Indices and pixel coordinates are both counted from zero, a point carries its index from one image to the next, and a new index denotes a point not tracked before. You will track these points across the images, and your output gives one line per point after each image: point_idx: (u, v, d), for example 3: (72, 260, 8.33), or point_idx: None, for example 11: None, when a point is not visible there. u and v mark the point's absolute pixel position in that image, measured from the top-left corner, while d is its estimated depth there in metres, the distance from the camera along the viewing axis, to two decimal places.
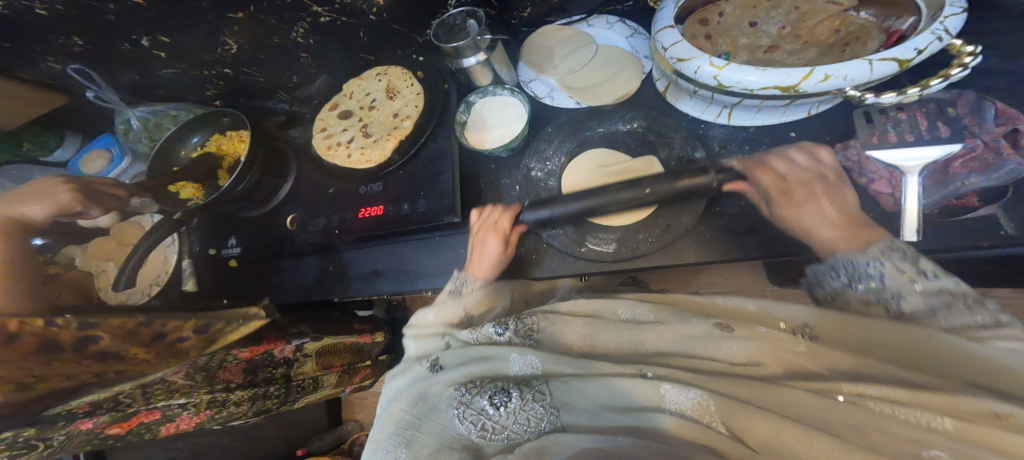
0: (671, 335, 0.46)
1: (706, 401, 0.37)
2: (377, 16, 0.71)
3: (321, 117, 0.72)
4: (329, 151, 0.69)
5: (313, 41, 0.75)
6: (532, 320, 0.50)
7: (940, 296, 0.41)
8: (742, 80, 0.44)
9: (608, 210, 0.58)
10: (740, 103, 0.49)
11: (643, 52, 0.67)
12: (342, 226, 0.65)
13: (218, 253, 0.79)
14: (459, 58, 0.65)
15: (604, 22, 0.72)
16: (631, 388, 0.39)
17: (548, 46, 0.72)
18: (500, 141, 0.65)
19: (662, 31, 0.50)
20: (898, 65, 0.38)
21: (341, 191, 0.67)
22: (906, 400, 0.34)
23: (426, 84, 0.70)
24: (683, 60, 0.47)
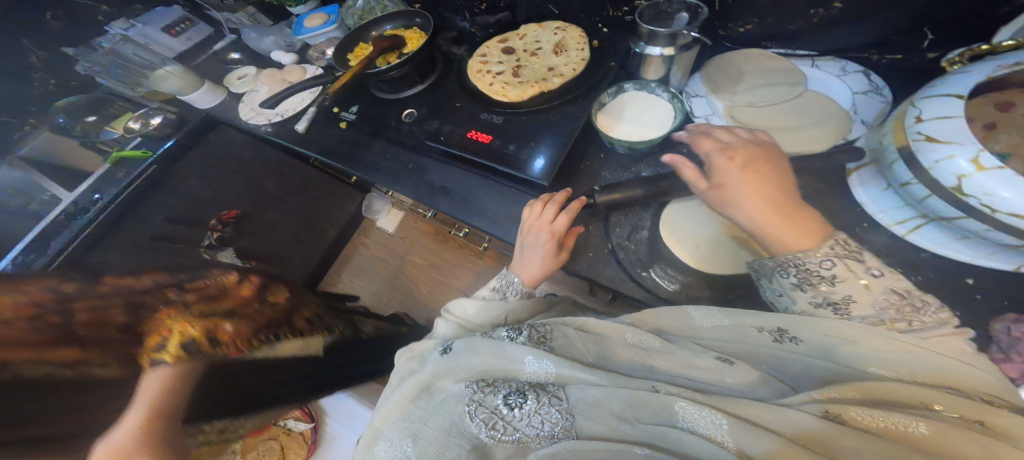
0: (679, 362, 0.39)
1: (720, 422, 0.32)
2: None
3: (487, 44, 0.75)
4: (478, 73, 0.71)
5: None
6: (546, 327, 0.45)
7: (886, 297, 0.36)
8: (993, 194, 0.33)
9: (695, 249, 0.52)
10: (953, 220, 0.38)
11: (863, 116, 0.53)
12: (449, 135, 0.66)
13: (337, 113, 0.84)
14: (646, 43, 0.61)
15: (837, 67, 0.58)
16: (636, 400, 0.35)
17: (742, 69, 0.62)
18: (626, 137, 0.59)
19: (937, 96, 0.38)
20: None
21: (466, 106, 0.68)
22: (880, 410, 0.30)
23: (595, 54, 0.68)
24: (931, 138, 0.36)
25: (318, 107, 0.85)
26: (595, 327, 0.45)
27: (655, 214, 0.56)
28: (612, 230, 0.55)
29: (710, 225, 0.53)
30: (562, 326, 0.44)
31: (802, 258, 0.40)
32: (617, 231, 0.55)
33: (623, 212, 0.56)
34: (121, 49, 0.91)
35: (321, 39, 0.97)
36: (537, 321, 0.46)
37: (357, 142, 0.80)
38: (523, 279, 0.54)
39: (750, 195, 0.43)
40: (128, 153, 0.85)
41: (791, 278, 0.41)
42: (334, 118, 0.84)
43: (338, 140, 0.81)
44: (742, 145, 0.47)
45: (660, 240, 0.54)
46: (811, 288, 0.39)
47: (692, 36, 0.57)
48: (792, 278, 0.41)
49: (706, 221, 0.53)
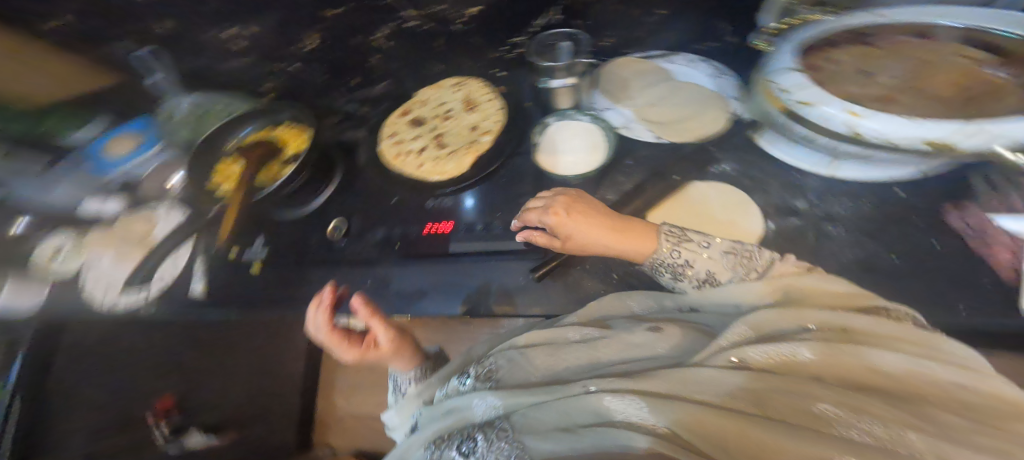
0: (620, 345, 0.42)
1: (641, 406, 0.30)
2: (463, 24, 0.74)
3: (392, 122, 0.71)
4: (397, 159, 0.67)
5: (392, 45, 0.76)
6: (492, 362, 0.47)
7: (732, 253, 0.44)
8: (880, 131, 0.42)
9: None
10: (856, 154, 0.48)
11: (730, 92, 0.65)
12: (405, 240, 0.62)
13: (239, 258, 0.65)
14: (548, 78, 0.67)
15: (684, 60, 0.70)
16: (576, 406, 0.33)
17: (623, 77, 0.70)
18: (574, 168, 0.62)
19: (779, 72, 0.50)
20: None
21: (405, 202, 0.65)
22: (763, 342, 0.33)
23: (508, 100, 0.70)
24: (808, 103, 0.46)
25: (205, 254, 0.63)
26: (540, 341, 0.48)
27: None
28: (613, 260, 0.57)
29: (694, 223, 0.56)
30: (506, 355, 0.46)
31: (662, 259, 0.46)
32: (617, 259, 0.57)
33: None
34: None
35: (145, 171, 0.69)
36: (488, 358, 0.49)
37: (280, 278, 0.64)
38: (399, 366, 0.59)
39: (589, 231, 0.49)
40: None
41: (677, 279, 0.47)
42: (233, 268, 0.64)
43: (252, 289, 0.64)
44: (557, 199, 0.52)
45: None
46: (682, 277, 0.47)
47: (586, 63, 0.65)
48: (673, 277, 0.47)
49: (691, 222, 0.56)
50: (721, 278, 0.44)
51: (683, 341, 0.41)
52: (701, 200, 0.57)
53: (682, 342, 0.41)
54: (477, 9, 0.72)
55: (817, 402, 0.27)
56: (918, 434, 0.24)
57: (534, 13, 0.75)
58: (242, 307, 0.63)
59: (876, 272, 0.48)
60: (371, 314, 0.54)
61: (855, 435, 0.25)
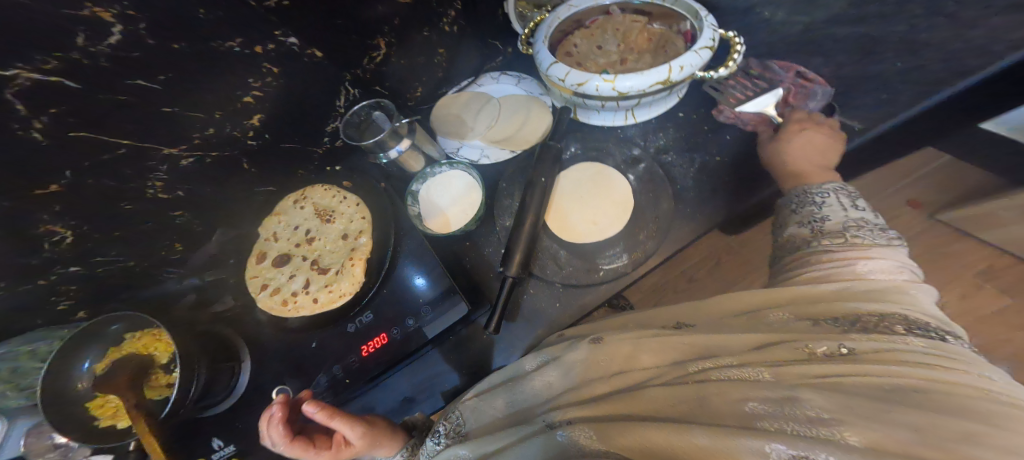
0: (568, 366, 0.50)
1: (587, 433, 0.40)
2: (257, 139, 0.61)
3: (252, 273, 0.62)
4: (288, 308, 0.59)
5: (179, 194, 0.56)
6: (456, 416, 0.53)
7: (857, 219, 0.50)
8: (632, 86, 0.57)
9: (597, 224, 0.62)
10: (638, 103, 0.62)
11: (537, 91, 0.76)
12: (351, 373, 0.55)
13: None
14: (383, 151, 0.65)
15: (491, 78, 0.80)
16: (541, 443, 0.42)
17: (454, 113, 0.75)
18: (464, 216, 0.64)
19: (551, 67, 0.61)
20: (709, 49, 0.58)
21: (325, 341, 0.57)
22: (742, 359, 0.40)
23: (361, 190, 0.66)
24: (581, 84, 0.58)
25: None
26: (499, 381, 0.54)
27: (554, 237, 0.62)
28: (547, 274, 0.59)
29: (582, 207, 0.64)
30: (468, 406, 0.52)
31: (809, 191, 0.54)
32: (550, 270, 0.59)
33: (535, 258, 0.60)
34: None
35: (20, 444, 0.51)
36: (450, 410, 0.55)
37: None
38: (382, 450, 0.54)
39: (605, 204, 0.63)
40: None
41: (796, 208, 0.54)
42: None
43: None
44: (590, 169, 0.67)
45: (576, 244, 0.61)
46: (809, 220, 0.52)
47: (406, 123, 0.65)
48: (795, 205, 0.54)
49: (579, 206, 0.64)
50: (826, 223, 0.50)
51: (658, 345, 0.47)
52: (574, 185, 0.66)
53: (648, 337, 0.49)
54: (264, 118, 0.59)
55: (747, 402, 0.36)
56: (854, 434, 0.31)
57: (329, 97, 0.65)
58: None
59: (704, 174, 0.63)
60: (330, 415, 0.50)
61: (781, 427, 0.33)
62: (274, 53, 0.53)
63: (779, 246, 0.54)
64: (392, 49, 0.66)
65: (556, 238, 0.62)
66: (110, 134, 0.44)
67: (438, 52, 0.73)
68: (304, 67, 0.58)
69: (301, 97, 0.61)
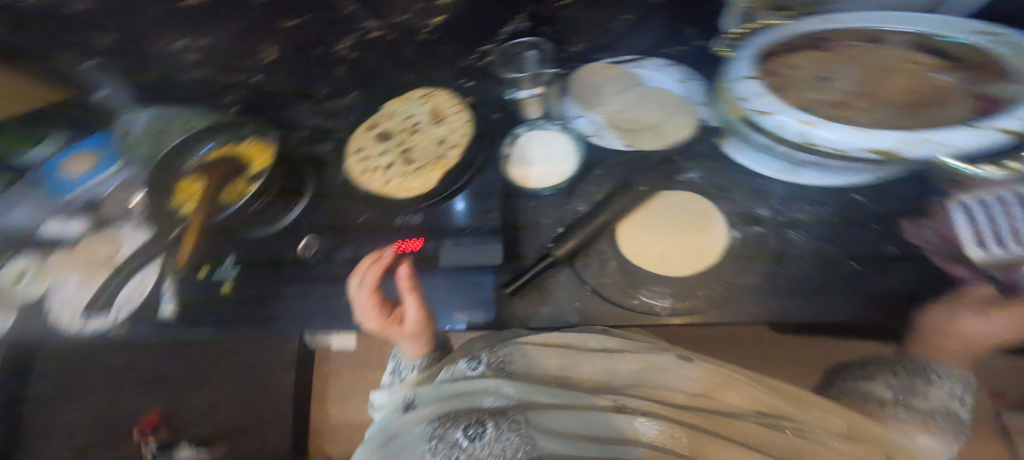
0: (633, 357, 0.52)
1: (676, 432, 0.46)
2: (429, 35, 0.73)
3: (357, 137, 0.69)
4: (362, 177, 0.64)
5: (357, 53, 0.73)
6: (505, 351, 0.54)
7: (939, 399, 0.55)
8: (831, 141, 0.42)
9: (665, 259, 0.55)
10: (815, 163, 0.48)
11: (697, 98, 0.65)
12: (372, 256, 0.62)
13: (207, 274, 0.63)
14: (516, 89, 0.66)
15: (654, 65, 0.69)
16: (608, 420, 0.47)
17: (596, 82, 0.69)
18: (546, 179, 0.62)
19: (738, 80, 0.48)
20: (1004, 134, 0.38)
21: (371, 220, 0.64)
22: (777, 433, 0.47)
23: (476, 112, 0.67)
24: (763, 113, 0.45)
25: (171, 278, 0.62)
26: (557, 341, 0.54)
27: (613, 245, 0.57)
28: (586, 273, 0.56)
29: (660, 233, 0.56)
30: (520, 349, 0.54)
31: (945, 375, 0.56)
32: (591, 272, 0.56)
33: (584, 253, 0.57)
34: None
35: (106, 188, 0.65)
36: (499, 345, 0.55)
37: (249, 302, 0.63)
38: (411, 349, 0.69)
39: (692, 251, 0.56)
40: None
41: (895, 374, 0.56)
42: (202, 289, 0.63)
43: (219, 316, 0.62)
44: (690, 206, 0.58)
45: (631, 265, 0.55)
46: (908, 391, 0.55)
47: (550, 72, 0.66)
48: (894, 373, 0.57)
49: (657, 233, 0.57)
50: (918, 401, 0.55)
51: (716, 378, 0.52)
52: (668, 210, 0.58)
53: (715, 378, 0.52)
54: (449, 19, 0.72)
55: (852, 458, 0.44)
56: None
57: (501, 21, 0.73)
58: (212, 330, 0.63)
59: (821, 274, 0.51)
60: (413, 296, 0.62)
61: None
62: None
63: (846, 392, 0.59)
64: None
65: (616, 247, 0.57)
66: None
67: (621, 17, 0.71)
68: None
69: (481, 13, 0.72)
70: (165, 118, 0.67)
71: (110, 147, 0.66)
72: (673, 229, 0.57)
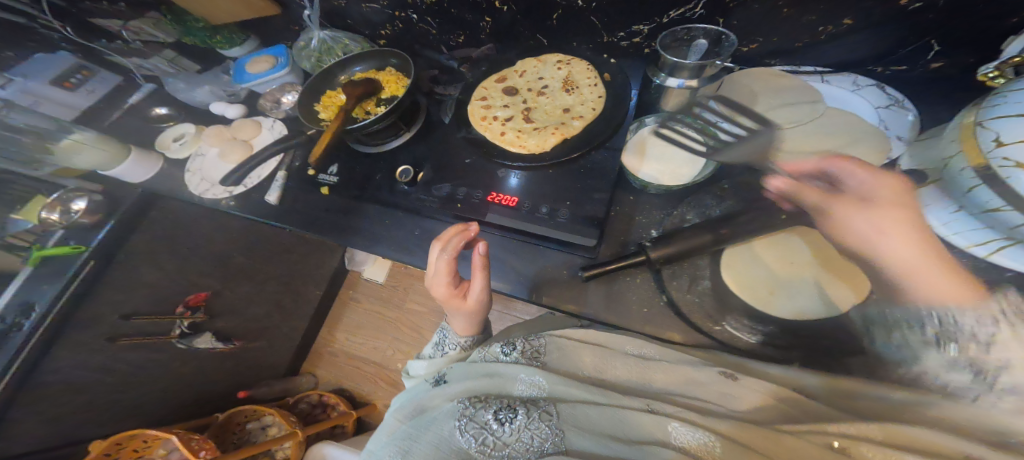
0: (676, 379, 0.50)
1: (714, 447, 0.39)
2: (586, 2, 0.67)
3: (485, 85, 0.71)
4: (481, 123, 0.66)
5: (506, 7, 0.72)
6: (538, 343, 0.57)
7: None
8: None
9: (773, 296, 0.48)
10: None
11: (896, 130, 0.56)
12: (467, 203, 0.62)
13: (314, 176, 0.75)
14: (667, 73, 0.61)
15: (849, 82, 0.62)
16: (641, 423, 0.43)
17: (754, 88, 0.64)
18: (657, 177, 0.59)
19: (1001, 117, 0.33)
20: None
21: (475, 164, 0.66)
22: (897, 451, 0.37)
23: (610, 90, 0.66)
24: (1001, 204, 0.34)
25: (288, 169, 0.76)
26: (591, 342, 0.57)
27: (714, 262, 0.52)
28: (671, 284, 0.52)
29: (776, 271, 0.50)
30: (555, 341, 0.57)
31: None
32: (677, 284, 0.51)
33: (680, 262, 0.52)
34: (7, 120, 0.72)
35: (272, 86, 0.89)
36: (532, 338, 0.58)
37: (345, 205, 0.71)
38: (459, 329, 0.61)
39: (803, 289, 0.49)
40: (52, 250, 0.70)
41: None
42: (311, 183, 0.74)
43: (325, 208, 0.72)
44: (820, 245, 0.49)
45: (729, 290, 0.50)
46: None
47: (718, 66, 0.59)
48: None
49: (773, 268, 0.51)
50: None
51: (766, 403, 0.45)
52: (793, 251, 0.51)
53: (761, 400, 0.46)
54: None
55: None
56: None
57: (672, 3, 0.62)
58: (306, 219, 0.72)
59: None
60: (484, 274, 0.54)
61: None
62: None
63: None
64: None
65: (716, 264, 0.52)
66: None
67: (840, 19, 0.59)
68: None
69: None
70: (336, 41, 0.87)
71: (284, 58, 0.88)
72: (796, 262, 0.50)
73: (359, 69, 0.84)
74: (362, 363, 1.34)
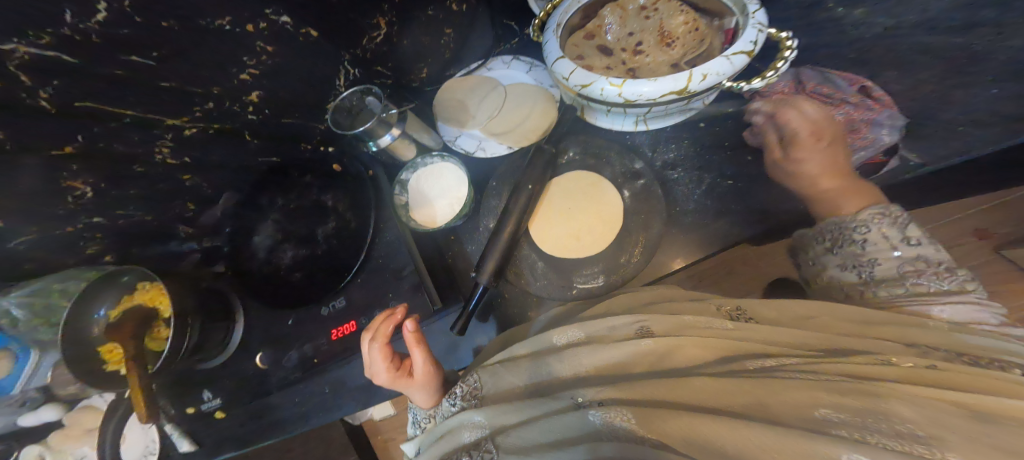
0: (593, 353, 0.45)
1: (626, 416, 0.36)
2: (257, 114, 0.59)
3: (235, 233, 0.65)
4: (263, 280, 0.62)
5: (188, 159, 0.56)
6: (473, 378, 0.50)
7: (914, 262, 0.51)
8: (642, 93, 0.50)
9: (579, 240, 0.61)
10: (650, 111, 0.56)
11: (547, 82, 0.71)
12: (319, 354, 0.60)
13: (197, 411, 0.62)
14: (374, 140, 0.64)
15: (501, 63, 0.74)
16: (570, 419, 0.38)
17: (457, 98, 0.72)
18: (450, 211, 0.65)
19: (556, 62, 0.54)
20: (746, 55, 0.48)
21: (300, 320, 0.61)
22: (849, 374, 0.37)
23: (350, 176, 0.66)
24: (586, 85, 0.52)
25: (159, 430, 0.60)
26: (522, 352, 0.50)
27: (535, 246, 0.61)
28: (521, 283, 0.59)
29: (569, 218, 0.62)
30: (489, 370, 0.48)
31: (844, 226, 0.54)
32: (525, 280, 0.59)
33: (511, 265, 0.59)
34: None
35: (51, 370, 0.55)
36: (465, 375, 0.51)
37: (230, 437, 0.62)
38: (422, 404, 0.58)
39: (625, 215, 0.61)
40: None
41: (834, 252, 0.56)
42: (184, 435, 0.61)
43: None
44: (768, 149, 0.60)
45: (555, 258, 0.60)
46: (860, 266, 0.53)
47: (395, 111, 0.63)
48: (830, 248, 0.56)
49: (559, 220, 0.62)
50: (880, 272, 0.52)
51: (696, 354, 0.42)
52: (563, 194, 0.63)
53: (676, 345, 0.43)
54: (264, 93, 0.57)
55: (819, 408, 0.33)
56: (953, 452, 0.29)
57: (329, 78, 0.64)
58: None
59: (710, 198, 0.60)
60: (418, 342, 0.54)
61: (858, 435, 0.31)
62: (269, 32, 0.51)
63: (819, 286, 0.58)
64: (393, 28, 0.64)
65: (537, 247, 0.61)
66: (124, 89, 0.44)
67: (445, 31, 0.70)
68: (299, 47, 0.56)
69: (304, 79, 0.61)
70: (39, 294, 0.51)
71: (17, 342, 0.53)
72: (575, 212, 0.62)
73: (103, 311, 0.50)
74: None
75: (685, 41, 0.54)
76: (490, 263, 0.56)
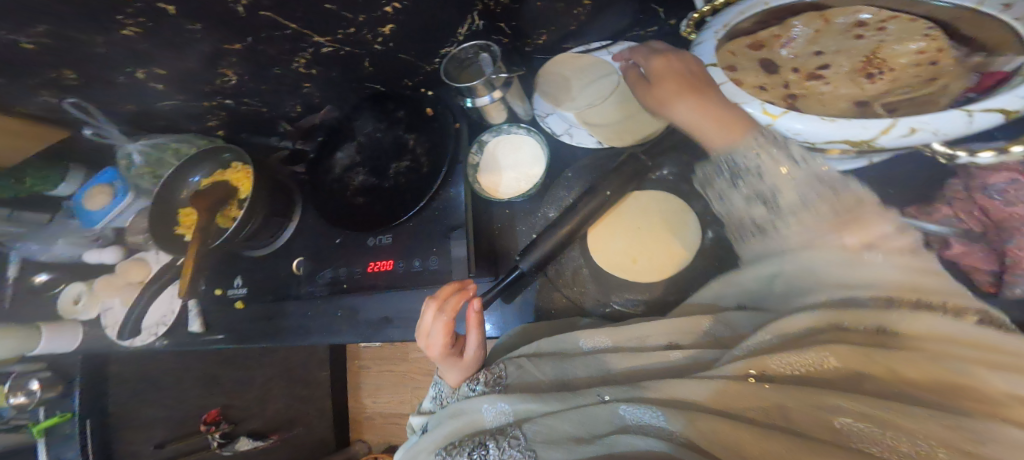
0: (628, 356, 0.43)
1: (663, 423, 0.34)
2: (383, 45, 0.61)
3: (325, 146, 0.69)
4: (333, 195, 0.66)
5: (316, 70, 0.61)
6: (501, 367, 0.47)
7: (819, 194, 0.40)
8: (800, 132, 0.38)
9: (634, 264, 0.55)
10: None
11: None
12: (350, 280, 0.63)
13: (223, 294, 0.71)
14: (473, 97, 0.62)
15: (626, 49, 0.66)
16: (597, 413, 0.37)
17: (564, 75, 0.67)
18: (516, 186, 0.63)
19: (701, 70, 0.47)
20: (1002, 116, 0.33)
21: (346, 242, 0.65)
22: (817, 380, 0.31)
23: (437, 124, 0.65)
24: None
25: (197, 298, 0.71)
26: (547, 351, 0.49)
27: (586, 251, 0.57)
28: (561, 284, 0.57)
29: (630, 237, 0.57)
30: (516, 362, 0.46)
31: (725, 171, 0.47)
32: (565, 282, 0.57)
33: (556, 261, 0.57)
34: None
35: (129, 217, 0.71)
36: (494, 362, 0.48)
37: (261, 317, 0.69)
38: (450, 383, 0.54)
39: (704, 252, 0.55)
40: None
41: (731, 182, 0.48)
42: (224, 302, 0.71)
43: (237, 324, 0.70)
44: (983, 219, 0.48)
45: (604, 271, 0.56)
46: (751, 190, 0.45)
47: (504, 76, 0.60)
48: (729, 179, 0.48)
49: (624, 235, 0.57)
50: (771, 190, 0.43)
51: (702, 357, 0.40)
52: (637, 211, 0.58)
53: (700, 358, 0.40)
54: (396, 28, 0.58)
55: (836, 417, 0.29)
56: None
57: (454, 24, 0.63)
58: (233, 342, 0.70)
59: None
60: (479, 322, 0.51)
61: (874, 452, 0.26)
62: None
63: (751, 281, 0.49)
64: None
65: (589, 253, 0.57)
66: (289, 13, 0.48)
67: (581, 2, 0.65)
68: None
69: (431, 20, 0.60)
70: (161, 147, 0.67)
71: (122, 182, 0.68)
72: (642, 233, 0.56)
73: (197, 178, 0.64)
74: (397, 418, 1.23)
75: (900, 75, 0.44)
76: (536, 252, 0.53)
